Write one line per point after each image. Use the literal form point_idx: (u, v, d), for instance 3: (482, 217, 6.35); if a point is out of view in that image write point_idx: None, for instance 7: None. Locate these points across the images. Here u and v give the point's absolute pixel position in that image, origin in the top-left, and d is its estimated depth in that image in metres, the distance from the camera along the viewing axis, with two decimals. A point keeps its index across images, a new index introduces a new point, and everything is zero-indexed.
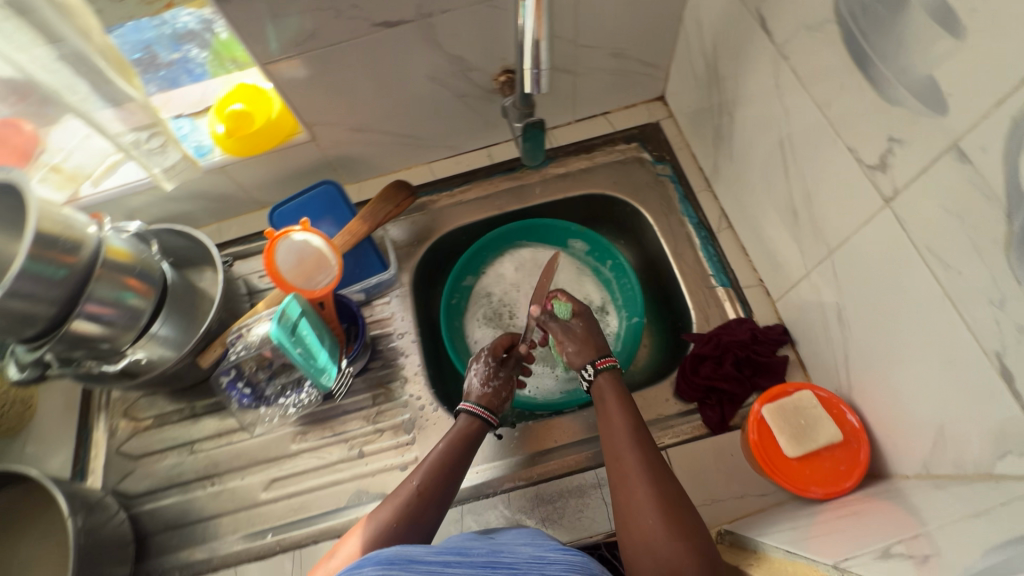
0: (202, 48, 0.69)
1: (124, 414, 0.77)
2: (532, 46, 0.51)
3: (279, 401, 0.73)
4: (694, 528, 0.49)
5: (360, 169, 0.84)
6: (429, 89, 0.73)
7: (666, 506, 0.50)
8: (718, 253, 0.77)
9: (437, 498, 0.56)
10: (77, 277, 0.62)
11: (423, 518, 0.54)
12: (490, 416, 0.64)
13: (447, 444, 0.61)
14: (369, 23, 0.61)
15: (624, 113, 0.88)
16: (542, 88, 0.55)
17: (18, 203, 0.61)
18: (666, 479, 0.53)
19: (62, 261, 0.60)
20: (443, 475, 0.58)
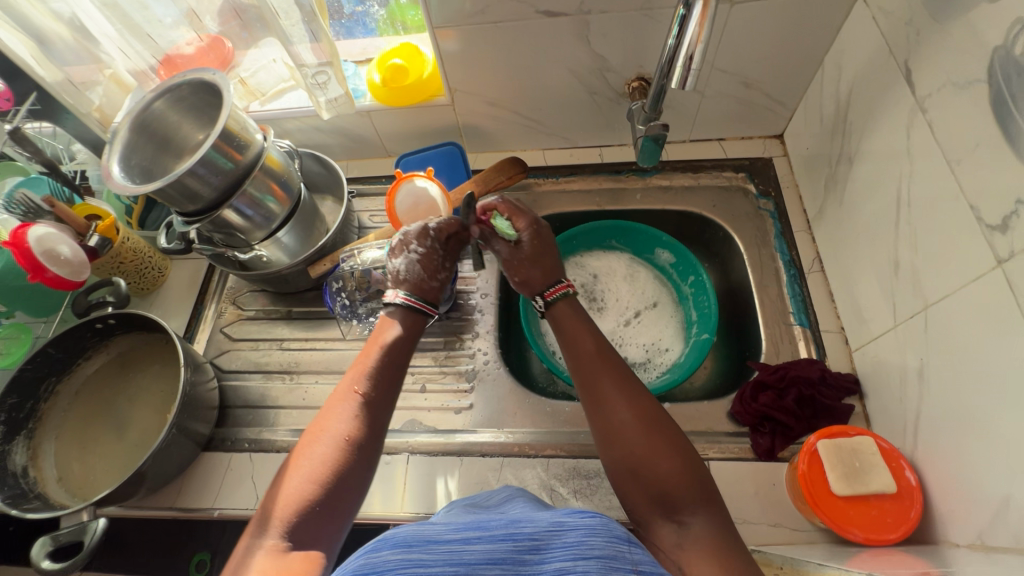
0: (381, 6, 0.80)
1: (231, 302, 0.88)
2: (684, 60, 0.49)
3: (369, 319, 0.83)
4: (661, 423, 0.54)
5: (481, 141, 0.91)
6: (565, 81, 0.79)
7: (637, 413, 0.54)
8: (804, 294, 0.78)
9: (381, 398, 0.57)
10: (238, 174, 0.71)
11: (375, 412, 0.56)
12: (426, 307, 0.65)
13: (386, 349, 0.60)
14: (533, 10, 0.68)
15: (738, 144, 0.91)
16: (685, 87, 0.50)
17: (213, 100, 0.73)
18: (629, 384, 0.57)
19: (231, 156, 0.69)
20: (389, 374, 0.59)
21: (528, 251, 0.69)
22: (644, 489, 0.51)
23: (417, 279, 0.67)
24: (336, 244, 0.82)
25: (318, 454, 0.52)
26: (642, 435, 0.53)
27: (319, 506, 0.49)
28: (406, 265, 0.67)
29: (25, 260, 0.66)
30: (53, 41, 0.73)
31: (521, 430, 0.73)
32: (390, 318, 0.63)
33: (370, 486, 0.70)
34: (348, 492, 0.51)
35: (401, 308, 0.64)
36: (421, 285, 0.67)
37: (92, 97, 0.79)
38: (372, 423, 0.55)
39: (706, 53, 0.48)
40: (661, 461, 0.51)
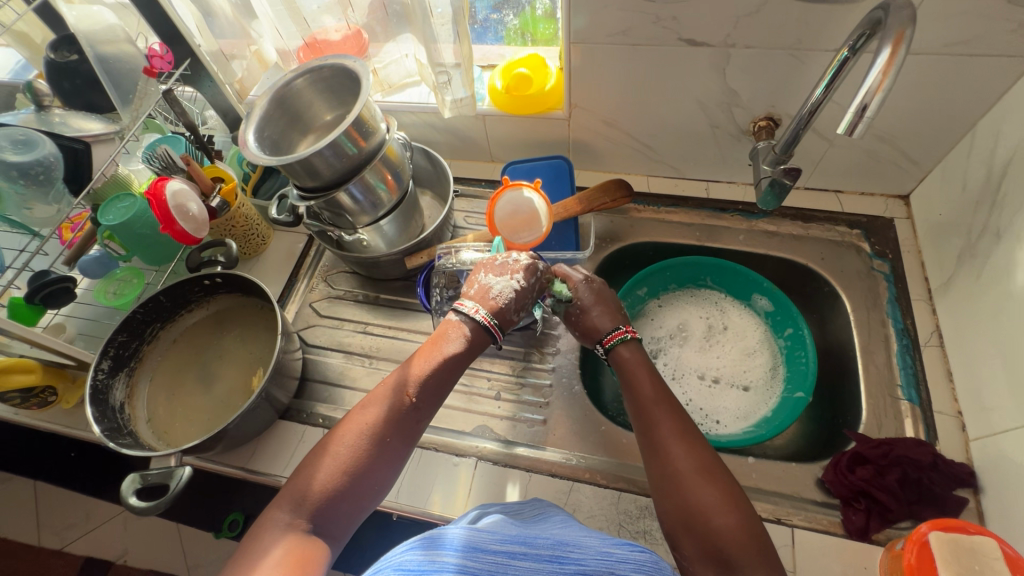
0: (514, 15, 0.82)
1: (323, 279, 0.91)
2: (855, 112, 0.45)
3: None
4: (719, 479, 0.52)
5: (588, 158, 0.91)
6: (689, 111, 0.78)
7: (694, 465, 0.53)
8: (916, 368, 0.72)
9: (422, 403, 0.58)
10: (361, 159, 0.73)
11: (415, 419, 0.57)
12: (497, 330, 0.62)
13: (439, 357, 0.60)
14: (676, 36, 0.68)
15: (856, 199, 0.86)
16: (855, 134, 0.46)
17: (347, 84, 0.76)
18: (688, 434, 0.56)
19: (357, 142, 0.71)
20: (440, 384, 0.59)
21: (597, 297, 0.69)
22: (697, 542, 0.49)
23: (505, 304, 0.63)
24: (435, 239, 0.83)
25: (355, 447, 0.54)
26: (694, 487, 0.52)
27: (344, 497, 0.52)
28: (503, 287, 0.64)
29: (159, 211, 0.70)
30: (215, 13, 0.78)
31: (593, 456, 0.71)
32: (461, 332, 0.61)
33: (434, 484, 0.69)
34: (373, 486, 0.53)
35: (481, 326, 0.62)
36: (506, 312, 0.63)
37: (234, 69, 0.85)
38: (405, 427, 0.56)
39: (882, 104, 0.45)
40: (717, 515, 0.49)
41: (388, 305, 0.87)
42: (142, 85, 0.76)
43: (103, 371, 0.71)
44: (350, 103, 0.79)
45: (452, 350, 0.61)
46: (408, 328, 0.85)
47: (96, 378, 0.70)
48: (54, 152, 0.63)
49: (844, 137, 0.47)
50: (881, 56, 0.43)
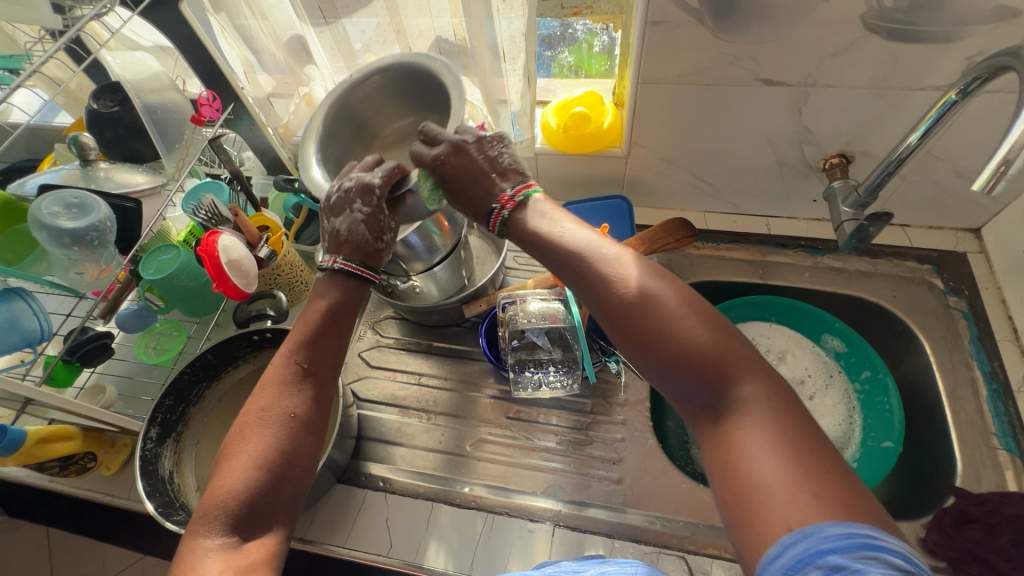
0: (569, 52, 0.80)
1: (371, 326, 0.87)
2: (994, 167, 0.42)
3: (523, 375, 0.76)
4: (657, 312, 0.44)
5: (643, 194, 0.88)
6: (757, 149, 0.75)
7: (631, 318, 0.45)
8: (1010, 414, 0.69)
9: (317, 366, 0.53)
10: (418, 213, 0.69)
11: (308, 373, 0.52)
12: (364, 269, 0.57)
13: (324, 314, 0.55)
14: (753, 77, 0.65)
15: (925, 233, 0.83)
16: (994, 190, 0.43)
17: (430, 91, 0.63)
18: (606, 283, 0.47)
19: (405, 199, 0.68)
20: (332, 330, 0.55)
21: (463, 173, 0.54)
22: (681, 378, 0.42)
23: (352, 242, 0.56)
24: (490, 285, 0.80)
25: (254, 425, 0.48)
26: (658, 347, 0.43)
27: (276, 467, 0.46)
28: (348, 225, 0.56)
29: (212, 269, 0.66)
30: (263, 52, 0.76)
31: (677, 518, 0.66)
32: (331, 286, 0.56)
33: (510, 555, 0.65)
34: (300, 438, 0.49)
35: (340, 271, 0.56)
36: (363, 245, 0.57)
37: (281, 114, 0.83)
38: (290, 386, 0.51)
39: None
40: (677, 360, 0.43)
41: (442, 353, 0.83)
42: (189, 134, 0.72)
43: (151, 439, 0.67)
44: (429, 114, 0.66)
45: (335, 308, 0.55)
46: (465, 378, 0.81)
47: (144, 448, 0.65)
48: (109, 216, 0.59)
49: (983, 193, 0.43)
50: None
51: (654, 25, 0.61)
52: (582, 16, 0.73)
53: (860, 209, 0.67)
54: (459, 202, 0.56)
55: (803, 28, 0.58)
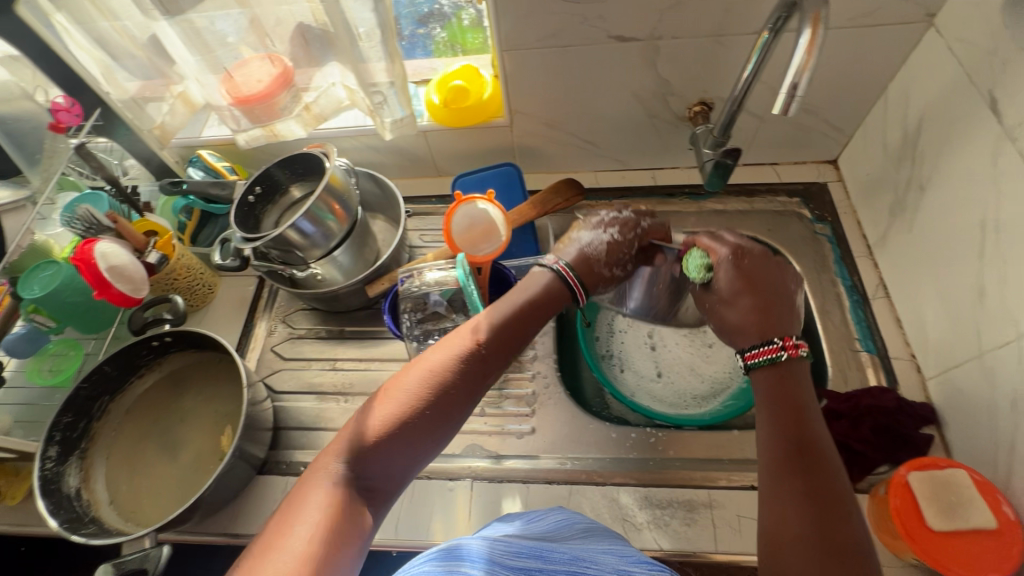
0: (442, 29, 0.82)
1: (282, 320, 0.87)
2: (786, 90, 0.48)
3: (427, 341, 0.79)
4: (840, 485, 0.48)
5: (535, 161, 0.92)
6: (627, 105, 0.80)
7: (825, 486, 0.48)
8: (869, 320, 0.77)
9: (489, 354, 0.58)
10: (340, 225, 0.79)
11: (470, 363, 0.56)
12: (580, 289, 0.65)
13: (510, 315, 0.61)
14: (605, 34, 0.69)
15: (792, 168, 0.91)
16: (788, 116, 0.49)
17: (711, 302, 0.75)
18: (814, 432, 0.52)
19: (332, 209, 0.77)
20: (500, 330, 0.60)
21: (756, 271, 0.62)
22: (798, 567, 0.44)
23: (593, 262, 0.67)
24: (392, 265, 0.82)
25: (412, 390, 0.54)
26: (819, 526, 0.46)
27: (401, 445, 0.51)
28: (593, 240, 0.68)
29: (90, 277, 0.65)
30: (123, 56, 0.71)
31: (586, 456, 0.71)
32: (541, 280, 0.65)
33: (431, 515, 0.67)
34: (433, 428, 0.53)
35: (559, 275, 0.65)
36: (591, 267, 0.67)
37: (153, 113, 0.79)
38: (452, 369, 0.56)
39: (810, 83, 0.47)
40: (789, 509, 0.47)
41: (356, 336, 0.85)
42: (49, 143, 0.71)
43: (50, 458, 0.65)
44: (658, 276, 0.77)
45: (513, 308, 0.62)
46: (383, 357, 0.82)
47: (43, 468, 0.64)
48: None
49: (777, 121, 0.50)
50: (802, 36, 0.47)
51: None
52: None
53: (717, 148, 0.73)
54: (749, 325, 0.60)
55: None
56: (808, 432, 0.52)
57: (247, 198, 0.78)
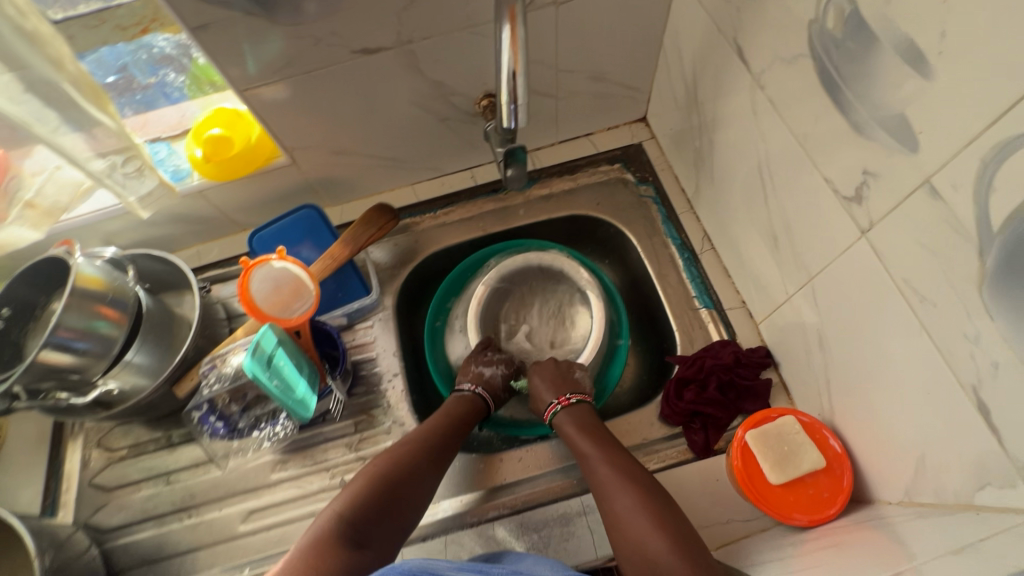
0: (179, 72, 0.71)
1: (98, 443, 0.75)
2: (508, 79, 0.50)
3: (252, 433, 0.71)
4: (638, 470, 0.61)
5: (342, 191, 0.83)
6: (412, 114, 0.73)
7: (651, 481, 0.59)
8: (702, 275, 0.77)
9: (444, 442, 0.66)
10: (120, 329, 0.69)
11: (434, 448, 0.65)
12: (491, 404, 0.73)
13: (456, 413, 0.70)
14: (348, 50, 0.61)
15: (606, 134, 0.88)
16: (521, 123, 0.54)
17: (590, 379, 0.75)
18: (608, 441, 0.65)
19: (102, 313, 0.66)
20: (462, 418, 0.70)
21: (550, 370, 0.74)
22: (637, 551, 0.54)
23: (496, 386, 0.74)
24: (201, 351, 0.72)
25: (392, 460, 0.62)
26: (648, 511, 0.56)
27: (387, 509, 0.59)
28: (491, 370, 0.75)
29: None
30: None
31: (458, 498, 0.67)
32: (461, 395, 0.72)
33: None
34: (403, 497, 0.60)
35: (479, 396, 0.72)
36: (495, 388, 0.74)
37: None
38: (425, 446, 0.65)
39: (526, 81, 0.50)
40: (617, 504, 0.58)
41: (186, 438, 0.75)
42: None
43: None
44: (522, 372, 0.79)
45: (456, 404, 0.72)
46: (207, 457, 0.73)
47: None
48: None
49: (513, 130, 0.55)
50: (505, 34, 0.48)
51: (203, 27, 0.54)
52: (155, 31, 0.65)
53: (507, 143, 0.67)
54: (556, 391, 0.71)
55: None
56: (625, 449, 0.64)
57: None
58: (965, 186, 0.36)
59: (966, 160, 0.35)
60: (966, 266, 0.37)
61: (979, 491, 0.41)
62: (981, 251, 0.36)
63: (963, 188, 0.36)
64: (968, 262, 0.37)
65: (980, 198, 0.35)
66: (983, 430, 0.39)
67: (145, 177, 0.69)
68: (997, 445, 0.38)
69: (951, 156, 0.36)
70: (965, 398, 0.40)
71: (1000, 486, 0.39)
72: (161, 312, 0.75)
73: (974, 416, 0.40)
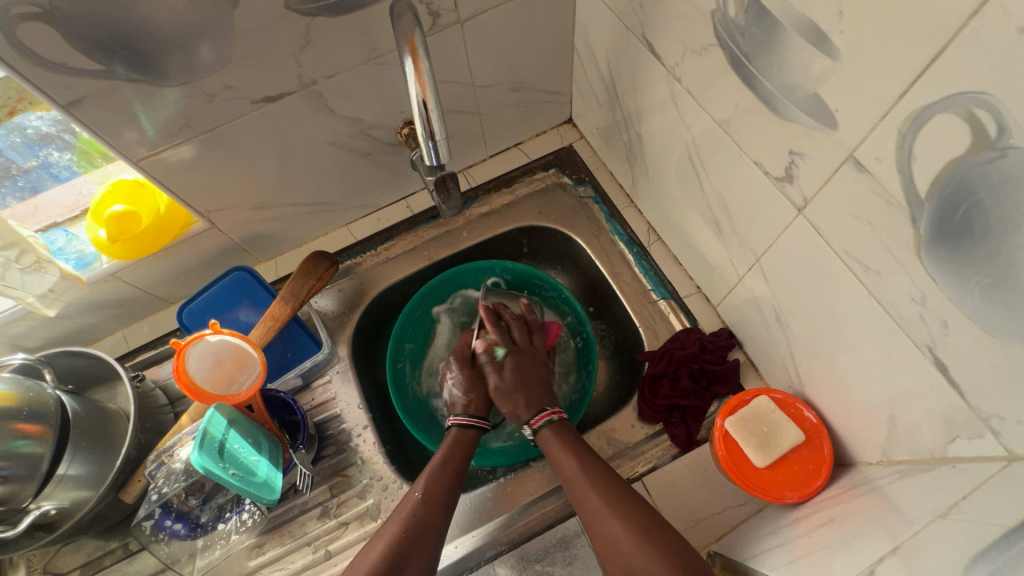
0: (65, 149, 0.65)
1: (45, 569, 0.68)
2: (419, 109, 0.47)
3: (218, 526, 0.66)
4: (622, 490, 0.57)
5: (273, 245, 0.78)
6: (331, 154, 0.69)
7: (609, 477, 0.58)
8: (654, 267, 0.77)
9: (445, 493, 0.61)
10: (48, 443, 0.62)
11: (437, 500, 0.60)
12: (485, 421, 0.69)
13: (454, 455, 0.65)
14: (248, 101, 0.57)
15: (536, 141, 0.87)
16: (443, 159, 0.51)
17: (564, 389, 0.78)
18: (589, 458, 0.61)
19: (22, 431, 0.59)
20: (460, 460, 0.65)
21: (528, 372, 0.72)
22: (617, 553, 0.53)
23: (467, 403, 0.72)
24: (145, 445, 0.66)
25: (424, 502, 0.59)
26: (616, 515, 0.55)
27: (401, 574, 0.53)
28: (452, 389, 0.74)
29: None
30: None
31: (453, 543, 0.64)
32: (451, 435, 0.67)
33: None
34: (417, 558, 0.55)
35: (462, 426, 0.68)
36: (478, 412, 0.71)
37: None
38: (453, 480, 0.62)
39: (442, 118, 0.48)
40: (601, 528, 0.55)
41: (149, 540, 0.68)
42: None
43: None
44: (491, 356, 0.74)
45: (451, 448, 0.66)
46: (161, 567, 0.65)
47: None
48: None
49: (436, 166, 0.52)
50: (408, 68, 0.46)
51: (76, 103, 0.49)
52: (25, 110, 0.58)
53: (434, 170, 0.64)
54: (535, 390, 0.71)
55: (244, 41, 0.51)
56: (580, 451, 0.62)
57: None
58: (887, 157, 0.36)
59: (885, 132, 0.35)
60: (902, 233, 0.37)
61: (951, 443, 0.42)
62: (913, 218, 0.36)
63: (886, 160, 0.36)
64: (903, 230, 0.37)
65: (903, 168, 0.35)
66: (944, 386, 0.40)
67: (46, 269, 0.63)
68: (960, 398, 0.39)
69: (869, 130, 0.36)
70: (922, 357, 0.41)
71: (969, 437, 0.40)
72: (93, 414, 0.68)
73: (934, 373, 0.41)
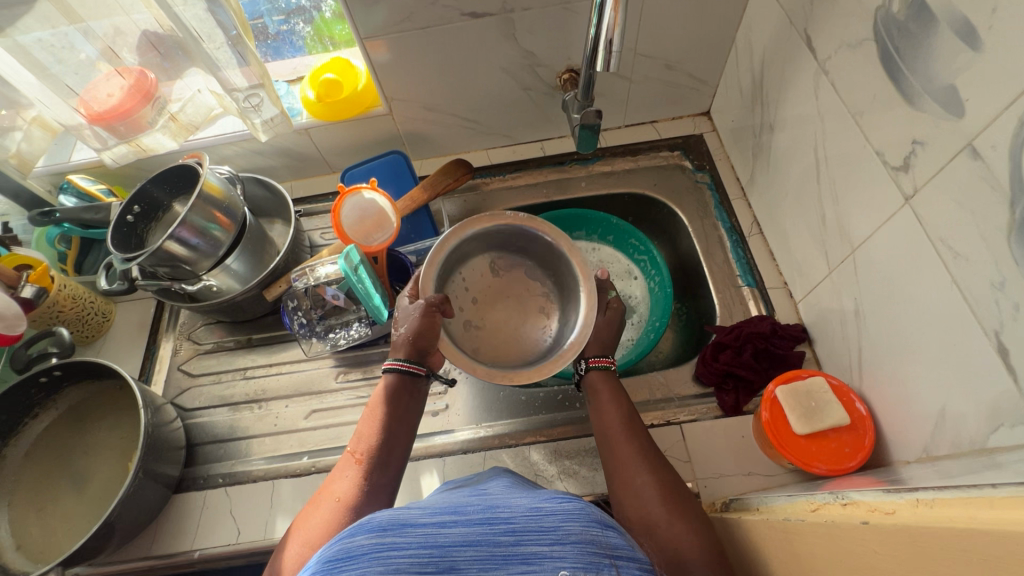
0: (307, 23, 0.83)
1: (188, 337, 0.86)
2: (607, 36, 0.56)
3: (329, 335, 0.82)
4: (696, 505, 0.53)
5: (425, 146, 0.93)
6: (499, 79, 0.82)
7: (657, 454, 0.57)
8: (747, 256, 0.82)
9: (383, 450, 0.57)
10: (230, 237, 0.78)
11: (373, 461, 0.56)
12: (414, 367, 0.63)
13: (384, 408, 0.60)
14: (459, 13, 0.70)
15: (669, 124, 0.95)
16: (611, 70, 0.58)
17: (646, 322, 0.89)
18: (661, 458, 0.57)
19: (217, 219, 0.75)
20: (395, 411, 0.60)
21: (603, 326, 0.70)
22: (660, 527, 0.50)
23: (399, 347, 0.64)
24: (289, 264, 0.82)
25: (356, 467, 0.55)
26: (668, 489, 0.53)
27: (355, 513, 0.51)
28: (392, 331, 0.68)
29: None
30: None
31: (498, 423, 0.74)
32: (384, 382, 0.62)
33: None
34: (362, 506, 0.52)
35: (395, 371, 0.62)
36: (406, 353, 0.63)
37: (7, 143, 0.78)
38: (388, 442, 0.57)
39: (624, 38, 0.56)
40: (675, 534, 0.49)
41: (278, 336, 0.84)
42: None
43: None
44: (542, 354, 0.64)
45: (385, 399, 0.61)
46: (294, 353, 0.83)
47: None
48: None
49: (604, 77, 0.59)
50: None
51: None
52: None
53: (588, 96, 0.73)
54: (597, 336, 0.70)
55: None
56: (631, 424, 0.60)
57: (125, 217, 0.76)
58: (1002, 145, 0.41)
59: (1005, 122, 0.40)
60: (998, 217, 0.42)
61: (993, 434, 0.45)
62: (1012, 201, 0.40)
63: (1001, 147, 0.41)
64: (1000, 213, 0.42)
65: (1015, 155, 0.40)
66: (1001, 372, 0.43)
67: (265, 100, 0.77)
68: (1013, 385, 0.42)
69: (991, 121, 0.41)
70: (986, 342, 0.44)
71: (1012, 425, 0.43)
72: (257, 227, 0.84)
73: (993, 359, 0.44)
